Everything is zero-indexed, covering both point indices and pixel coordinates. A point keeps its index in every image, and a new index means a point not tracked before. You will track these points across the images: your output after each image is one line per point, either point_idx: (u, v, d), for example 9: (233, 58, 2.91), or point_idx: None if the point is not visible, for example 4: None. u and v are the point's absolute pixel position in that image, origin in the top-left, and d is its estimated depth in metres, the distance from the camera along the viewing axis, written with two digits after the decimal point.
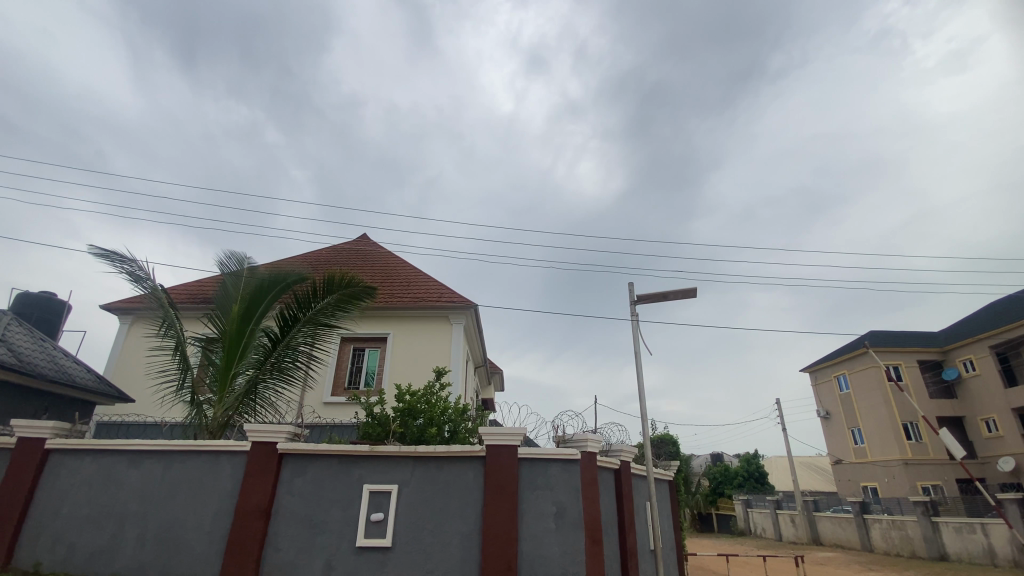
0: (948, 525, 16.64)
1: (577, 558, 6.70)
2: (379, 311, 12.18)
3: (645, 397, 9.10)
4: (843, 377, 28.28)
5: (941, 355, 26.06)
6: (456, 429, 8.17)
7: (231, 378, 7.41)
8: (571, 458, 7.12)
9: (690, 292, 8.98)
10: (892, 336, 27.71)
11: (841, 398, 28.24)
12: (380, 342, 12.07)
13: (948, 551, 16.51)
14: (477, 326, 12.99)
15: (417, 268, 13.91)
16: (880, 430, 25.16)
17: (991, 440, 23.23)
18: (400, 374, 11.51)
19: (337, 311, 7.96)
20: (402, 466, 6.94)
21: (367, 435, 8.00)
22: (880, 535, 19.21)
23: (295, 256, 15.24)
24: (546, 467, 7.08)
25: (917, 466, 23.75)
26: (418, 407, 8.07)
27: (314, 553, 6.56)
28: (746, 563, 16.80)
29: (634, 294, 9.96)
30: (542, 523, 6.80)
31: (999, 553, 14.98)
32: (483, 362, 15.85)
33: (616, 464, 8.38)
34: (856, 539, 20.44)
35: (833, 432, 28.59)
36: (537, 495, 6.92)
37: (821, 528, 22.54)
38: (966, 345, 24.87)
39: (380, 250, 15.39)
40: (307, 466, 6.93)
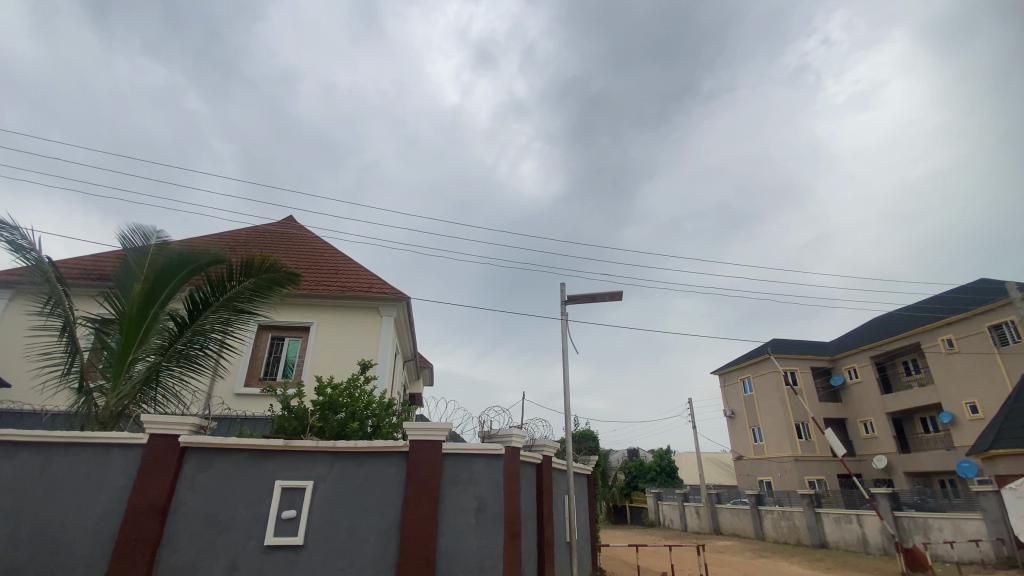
0: (829, 516, 18.55)
1: (495, 552, 6.79)
2: (302, 300, 11.60)
3: (570, 394, 9.42)
4: (748, 380, 30.68)
5: (831, 363, 29.03)
6: (380, 425, 7.99)
7: (128, 365, 6.76)
8: (494, 454, 7.21)
9: (617, 295, 9.43)
10: (792, 344, 30.51)
11: (745, 399, 30.66)
12: (302, 332, 11.50)
13: (828, 539, 18.49)
14: (407, 320, 12.73)
15: (346, 256, 13.38)
16: (777, 429, 27.60)
17: (867, 440, 26.18)
18: (322, 367, 11.03)
19: (255, 296, 7.48)
20: (319, 461, 6.67)
21: (281, 429, 7.60)
22: (771, 525, 21.11)
23: (211, 235, 14.14)
24: (470, 462, 7.10)
25: (805, 462, 26.31)
26: (340, 400, 7.78)
27: (217, 553, 6.16)
28: (654, 552, 17.83)
29: (565, 295, 10.26)
30: (462, 518, 6.81)
31: (871, 541, 16.81)
32: (412, 356, 15.59)
33: (538, 459, 8.59)
34: (750, 528, 22.33)
35: (736, 430, 31.02)
36: (459, 491, 6.92)
37: (722, 519, 24.39)
38: (851, 355, 27.88)
39: (307, 235, 14.64)
40: (212, 461, 6.48)
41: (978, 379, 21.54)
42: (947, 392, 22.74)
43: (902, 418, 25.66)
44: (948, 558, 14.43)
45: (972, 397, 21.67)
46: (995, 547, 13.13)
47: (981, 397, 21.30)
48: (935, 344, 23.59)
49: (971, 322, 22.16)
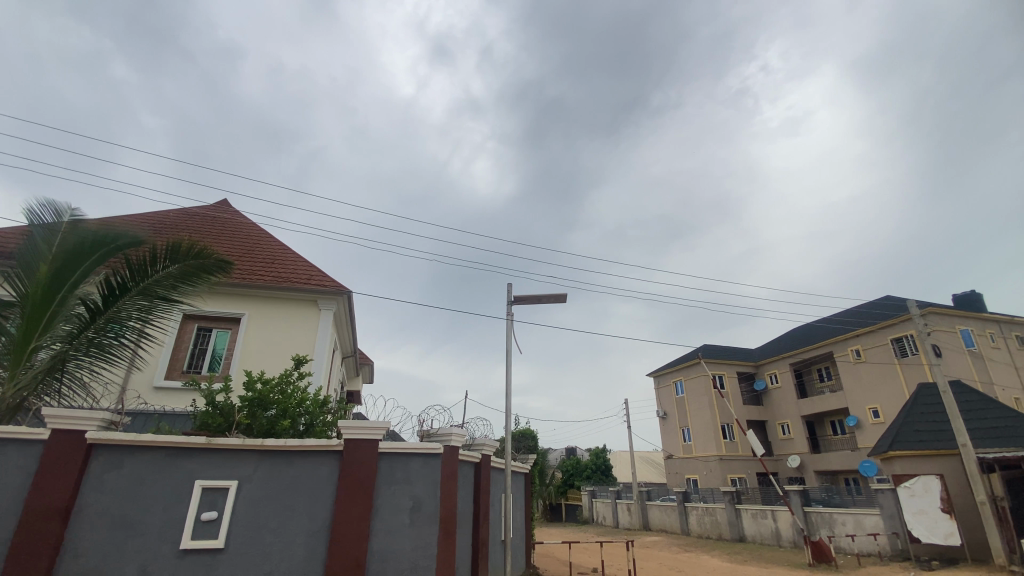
0: (747, 511, 19.80)
1: (429, 552, 6.75)
2: (234, 289, 10.98)
3: (510, 393, 9.55)
4: (680, 383, 32.17)
5: (754, 369, 31.01)
6: (313, 423, 7.72)
7: (29, 353, 6.14)
8: (433, 453, 7.17)
9: (561, 297, 9.69)
10: (721, 350, 32.34)
11: (677, 401, 32.13)
12: (232, 323, 10.89)
13: (745, 533, 19.74)
14: (348, 315, 12.39)
15: (285, 246, 12.80)
16: (704, 430, 29.13)
17: (784, 441, 28.16)
18: (253, 361, 10.51)
19: (180, 283, 7.01)
20: (245, 459, 6.35)
21: (203, 426, 7.16)
22: (696, 520, 22.27)
23: (134, 215, 13.12)
24: (407, 462, 7.01)
25: (729, 461, 27.91)
26: (270, 397, 7.44)
27: (126, 558, 5.73)
28: (586, 549, 18.29)
29: (512, 295, 10.40)
30: (397, 518, 6.71)
31: (783, 535, 18.11)
32: (352, 353, 15.19)
33: (477, 458, 8.62)
34: (677, 524, 23.45)
35: (667, 430, 32.46)
36: (394, 490, 6.80)
37: (651, 515, 25.44)
38: (772, 362, 29.90)
39: (242, 220, 13.88)
40: (124, 460, 6.02)
41: (880, 387, 23.71)
42: (853, 398, 24.86)
43: (815, 421, 27.80)
44: (848, 549, 15.75)
45: (875, 402, 23.83)
46: (891, 540, 14.49)
47: (882, 403, 23.49)
48: (846, 353, 25.76)
49: (877, 334, 24.39)
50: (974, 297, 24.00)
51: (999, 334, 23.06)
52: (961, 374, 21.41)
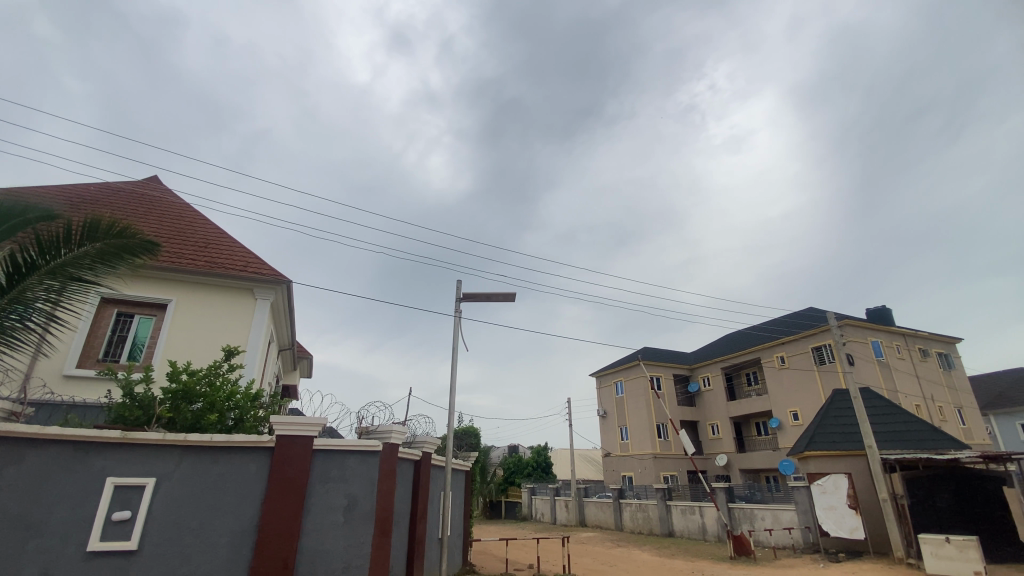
0: (676, 507, 20.74)
1: (363, 551, 6.61)
2: (161, 273, 10.26)
3: (455, 391, 9.54)
4: (620, 384, 33.21)
5: (689, 371, 32.52)
6: (243, 418, 7.36)
7: None
8: (371, 451, 7.02)
9: (509, 296, 9.79)
10: (660, 353, 33.71)
11: (617, 401, 33.17)
12: (157, 309, 10.18)
13: (674, 528, 20.67)
14: (286, 306, 11.89)
15: (220, 230, 12.11)
16: (641, 429, 30.24)
17: (713, 440, 29.70)
18: (178, 350, 9.87)
19: (98, 264, 6.46)
20: (166, 455, 5.97)
21: (119, 419, 6.67)
22: (629, 516, 23.08)
23: (48, 186, 11.98)
24: (343, 459, 6.82)
25: (662, 459, 29.11)
26: (197, 389, 7.02)
27: (23, 562, 5.23)
28: (523, 545, 18.54)
29: (460, 292, 10.39)
30: (329, 517, 6.52)
31: (709, 530, 19.11)
32: (290, 346, 14.60)
33: (417, 455, 8.53)
34: (611, 520, 24.22)
35: (607, 429, 33.42)
36: (328, 488, 6.61)
37: (587, 512, 26.10)
38: (706, 365, 31.48)
39: (173, 199, 13.00)
40: (25, 454, 5.49)
41: (801, 391, 25.49)
42: (777, 401, 26.59)
43: (742, 422, 29.51)
44: (765, 542, 16.85)
45: (795, 406, 25.59)
46: (804, 534, 15.69)
47: (802, 406, 25.28)
48: (772, 359, 27.54)
49: (800, 343, 26.24)
50: (884, 311, 26.33)
51: (904, 347, 25.42)
52: (870, 381, 23.42)
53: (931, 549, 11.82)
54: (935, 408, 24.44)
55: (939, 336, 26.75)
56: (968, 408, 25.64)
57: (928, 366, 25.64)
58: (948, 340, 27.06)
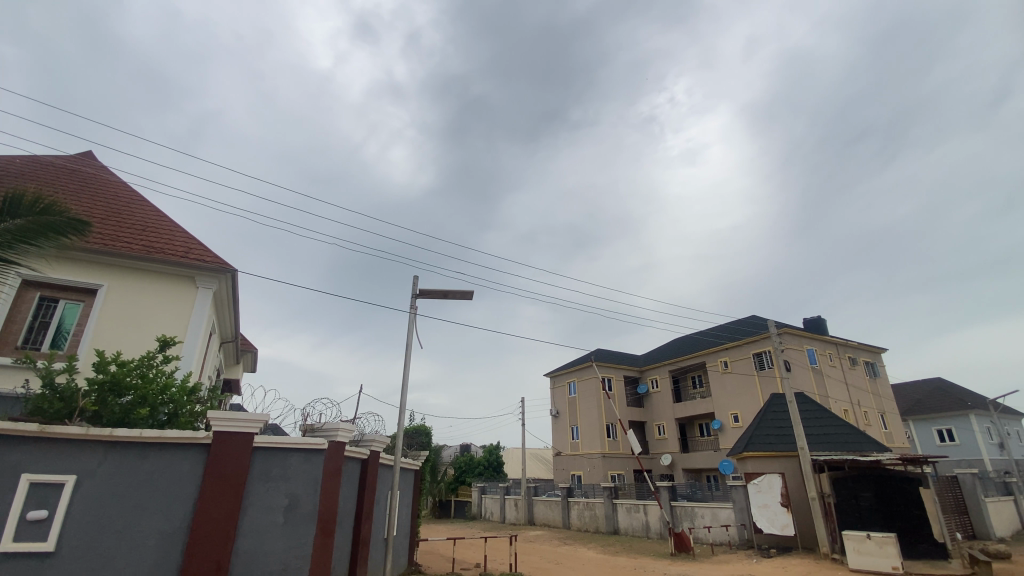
0: (622, 505, 21.27)
1: (303, 553, 6.42)
2: (91, 256, 9.55)
3: (406, 389, 9.43)
4: (573, 384, 33.74)
5: (639, 373, 33.44)
6: (177, 413, 6.95)
7: None
8: (316, 449, 6.82)
9: (466, 294, 9.77)
10: (612, 355, 34.51)
11: (569, 400, 33.70)
12: (86, 295, 9.49)
13: (619, 525, 21.19)
14: (230, 297, 11.36)
15: (160, 212, 11.43)
16: (591, 429, 30.85)
17: (659, 441, 30.67)
18: (108, 339, 9.25)
19: (19, 242, 5.96)
20: (90, 451, 5.58)
21: (37, 411, 6.17)
22: (576, 515, 23.49)
23: None
24: (285, 457, 6.58)
25: (611, 458, 29.79)
26: (127, 381, 6.60)
27: None
28: (470, 544, 18.51)
29: (417, 289, 10.26)
30: (269, 517, 6.28)
31: (652, 527, 19.72)
32: (232, 338, 13.96)
33: (364, 454, 8.35)
34: (559, 518, 24.57)
35: (558, 428, 33.88)
36: (268, 487, 6.36)
37: (536, 510, 26.36)
38: (655, 368, 32.46)
39: (110, 177, 12.16)
40: None
41: (742, 395, 26.73)
42: (720, 404, 27.79)
43: (687, 423, 30.60)
44: (704, 539, 17.53)
45: (736, 409, 26.80)
46: (739, 531, 16.45)
47: (742, 409, 26.51)
48: (716, 364, 28.76)
49: (742, 348, 27.52)
50: (820, 321, 28.01)
51: (835, 355, 27.14)
52: (805, 386, 24.86)
53: (854, 545, 12.62)
54: (861, 413, 26.23)
55: (867, 346, 28.71)
56: (890, 414, 27.65)
57: (857, 373, 27.48)
58: (874, 349, 29.11)
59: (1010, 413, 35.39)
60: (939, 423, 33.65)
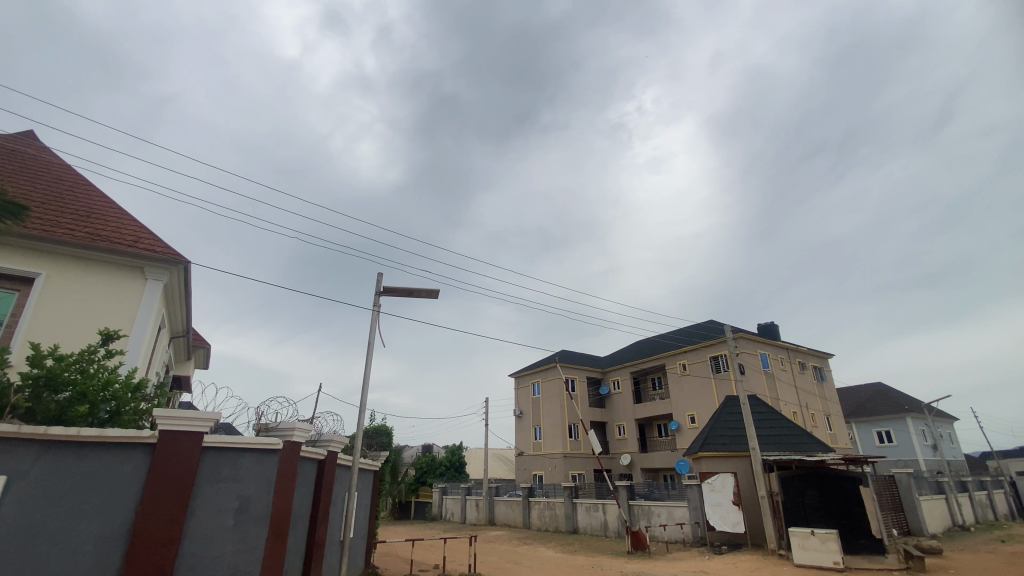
0: (582, 505, 21.54)
1: (253, 556, 6.22)
2: (27, 242, 8.94)
3: (367, 388, 9.28)
4: (537, 385, 33.97)
5: (602, 375, 33.98)
6: (119, 411, 6.59)
7: None
8: (270, 449, 6.63)
9: (432, 293, 9.70)
10: (576, 356, 34.95)
11: (533, 401, 33.91)
12: (21, 284, 8.87)
13: (578, 525, 21.45)
14: (181, 290, 10.87)
15: (108, 199, 10.83)
16: (554, 429, 31.14)
17: (619, 441, 31.24)
18: (44, 332, 8.69)
19: None
20: (22, 450, 5.23)
21: None
22: (536, 514, 23.66)
23: None
24: (237, 457, 6.36)
25: (572, 458, 30.13)
26: (65, 377, 6.22)
27: None
28: (429, 545, 18.36)
29: (381, 286, 10.10)
30: (218, 520, 6.06)
31: (610, 526, 20.07)
32: (183, 333, 13.37)
33: (321, 454, 8.16)
34: (520, 518, 24.67)
35: (521, 428, 34.05)
36: (217, 489, 6.13)
37: (497, 510, 26.40)
38: (616, 369, 33.07)
39: (52, 159, 11.44)
40: None
41: (699, 397, 27.56)
42: (678, 406, 28.55)
43: (646, 424, 31.28)
44: (660, 537, 17.95)
45: (693, 410, 27.62)
46: (693, 529, 16.95)
47: (698, 410, 27.34)
48: (675, 366, 29.57)
49: (700, 351, 28.40)
50: (772, 327, 29.20)
51: (787, 359, 28.35)
52: (758, 389, 25.86)
53: (799, 541, 13.21)
54: (808, 415, 27.49)
55: (816, 351, 30.12)
56: (835, 416, 29.08)
57: (805, 377, 28.80)
58: (822, 354, 30.55)
59: (942, 416, 37.85)
60: (879, 425, 35.62)
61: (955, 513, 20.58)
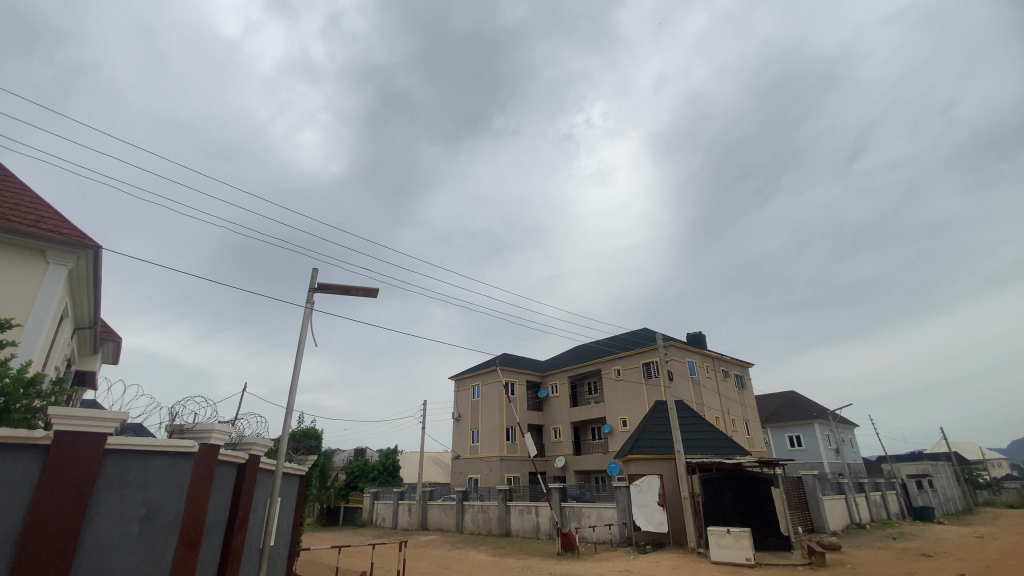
0: (515, 508, 21.68)
1: (158, 568, 5.80)
2: None
3: (295, 389, 8.91)
4: (476, 388, 33.93)
5: (540, 378, 34.48)
6: (9, 407, 5.94)
7: None
8: (184, 452, 6.24)
9: (370, 291, 9.46)
10: (516, 359, 35.28)
11: (472, 404, 33.83)
12: None
13: (511, 527, 21.60)
14: (89, 278, 9.96)
15: (6, 172, 9.74)
16: (491, 432, 31.20)
17: (555, 444, 31.77)
18: None
19: None
20: None
21: None
22: (470, 518, 23.58)
23: None
24: (145, 461, 5.91)
25: (508, 461, 30.24)
26: None
27: None
28: (357, 552, 17.83)
29: (316, 283, 9.74)
30: (120, 529, 5.60)
31: (542, 528, 20.37)
32: (90, 325, 12.24)
33: (242, 458, 7.73)
34: (453, 522, 24.47)
35: (459, 431, 33.86)
36: (121, 496, 5.66)
37: (430, 515, 26.04)
38: (555, 373, 33.69)
39: None
40: None
41: (631, 402, 28.60)
42: (611, 410, 29.47)
43: (581, 427, 32.01)
44: (589, 538, 18.40)
45: (625, 414, 28.62)
46: (621, 529, 17.53)
47: (630, 414, 28.36)
48: (611, 371, 30.52)
49: (634, 358, 29.50)
50: (700, 336, 30.86)
51: (712, 367, 30.05)
52: (685, 395, 27.21)
53: (716, 539, 13.99)
54: (729, 420, 29.25)
55: (738, 360, 32.12)
56: (753, 421, 31.12)
57: (728, 385, 30.63)
58: (744, 364, 32.61)
59: (845, 422, 41.48)
60: (791, 430, 38.47)
61: (852, 511, 22.58)
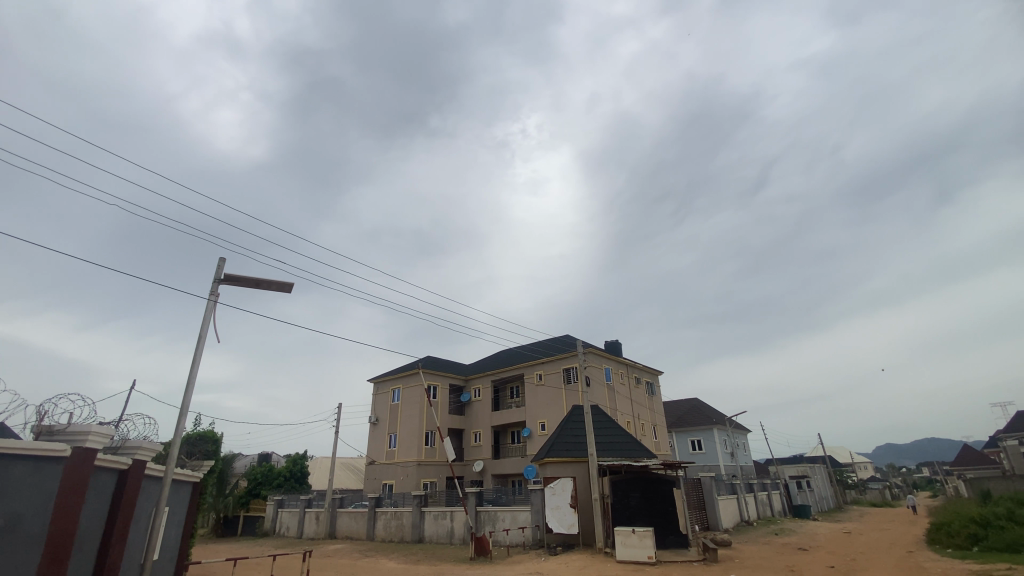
0: (430, 513, 21.37)
1: None
2: None
3: (192, 388, 8.22)
4: (396, 391, 33.08)
5: (463, 382, 34.35)
6: None
7: None
8: (55, 456, 5.51)
9: (284, 286, 8.99)
10: (438, 362, 34.86)
11: (391, 407, 32.93)
12: None
13: (425, 533, 21.24)
14: None
15: None
16: (409, 436, 30.54)
17: (474, 448, 31.71)
18: None
19: None
20: None
21: None
22: (382, 525, 22.88)
23: None
24: (6, 467, 5.16)
25: (426, 466, 29.75)
26: None
27: None
28: (256, 565, 16.75)
29: (222, 274, 9.09)
30: None
31: (456, 533, 20.23)
32: None
33: (125, 463, 6.97)
34: (363, 531, 23.61)
35: (376, 435, 32.80)
36: None
37: (339, 522, 24.93)
38: (478, 377, 33.69)
39: None
40: None
41: (550, 407, 29.28)
42: (531, 414, 29.98)
43: (501, 431, 32.23)
44: (502, 542, 18.58)
45: (544, 418, 29.25)
46: (533, 532, 17.91)
47: (549, 419, 29.02)
48: (532, 376, 31.09)
49: (555, 364, 30.26)
50: (616, 345, 32.31)
51: (625, 374, 31.54)
52: (600, 400, 28.32)
53: (622, 539, 14.65)
54: (639, 424, 30.86)
55: (649, 369, 33.98)
56: (660, 426, 33.04)
57: (639, 391, 32.30)
58: (654, 372, 34.56)
59: (739, 427, 45.21)
60: (693, 434, 41.32)
61: (742, 510, 24.63)
